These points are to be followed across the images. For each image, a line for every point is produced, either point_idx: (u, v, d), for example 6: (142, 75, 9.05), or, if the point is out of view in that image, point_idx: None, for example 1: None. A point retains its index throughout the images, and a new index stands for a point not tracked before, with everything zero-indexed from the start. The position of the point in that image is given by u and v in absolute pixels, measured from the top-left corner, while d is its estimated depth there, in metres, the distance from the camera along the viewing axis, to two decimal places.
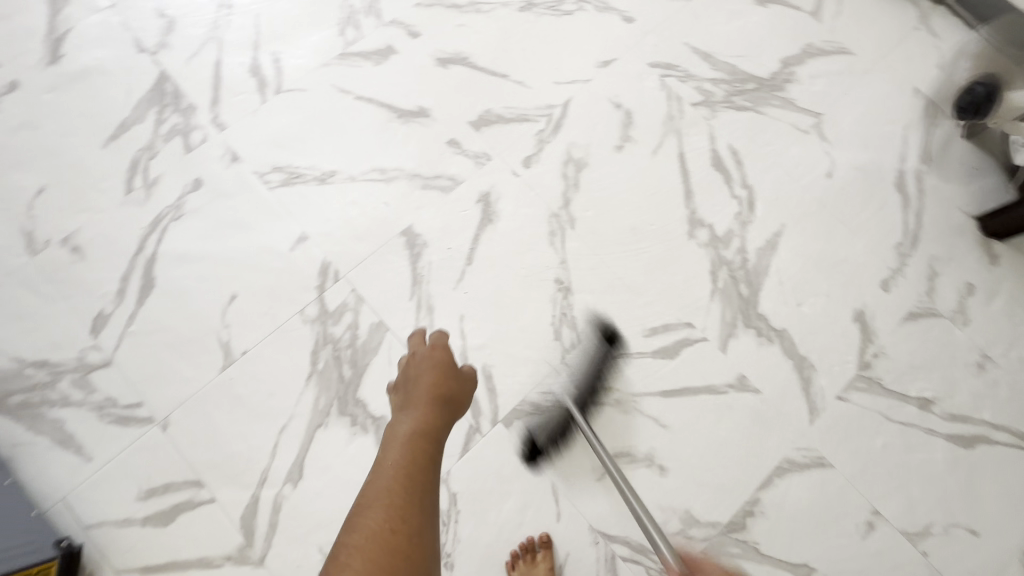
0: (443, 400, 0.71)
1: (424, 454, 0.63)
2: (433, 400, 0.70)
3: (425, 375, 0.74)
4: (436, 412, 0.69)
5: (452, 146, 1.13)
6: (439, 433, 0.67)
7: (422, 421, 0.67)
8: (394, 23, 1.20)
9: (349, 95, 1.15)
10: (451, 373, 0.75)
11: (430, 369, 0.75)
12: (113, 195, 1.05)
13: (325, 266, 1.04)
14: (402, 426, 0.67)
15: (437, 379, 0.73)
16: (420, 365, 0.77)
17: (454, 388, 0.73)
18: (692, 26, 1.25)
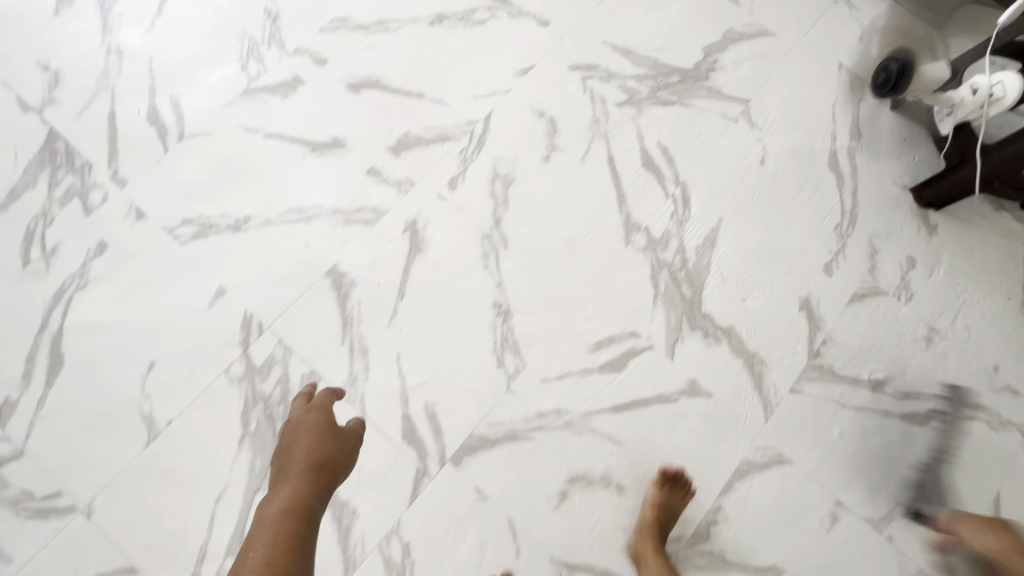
0: (322, 467, 0.73)
1: (298, 529, 0.65)
2: (311, 471, 0.72)
3: (306, 441, 0.76)
4: (311, 482, 0.71)
5: (373, 175, 1.08)
6: (310, 507, 0.68)
7: (299, 496, 0.69)
8: (298, 51, 1.14)
9: (256, 133, 1.09)
10: (329, 435, 0.77)
11: (312, 435, 0.76)
12: (9, 271, 0.97)
13: (248, 319, 0.98)
14: (276, 501, 0.68)
15: (316, 446, 0.75)
16: (299, 429, 0.77)
17: (336, 453, 0.75)
18: (610, 22, 1.21)
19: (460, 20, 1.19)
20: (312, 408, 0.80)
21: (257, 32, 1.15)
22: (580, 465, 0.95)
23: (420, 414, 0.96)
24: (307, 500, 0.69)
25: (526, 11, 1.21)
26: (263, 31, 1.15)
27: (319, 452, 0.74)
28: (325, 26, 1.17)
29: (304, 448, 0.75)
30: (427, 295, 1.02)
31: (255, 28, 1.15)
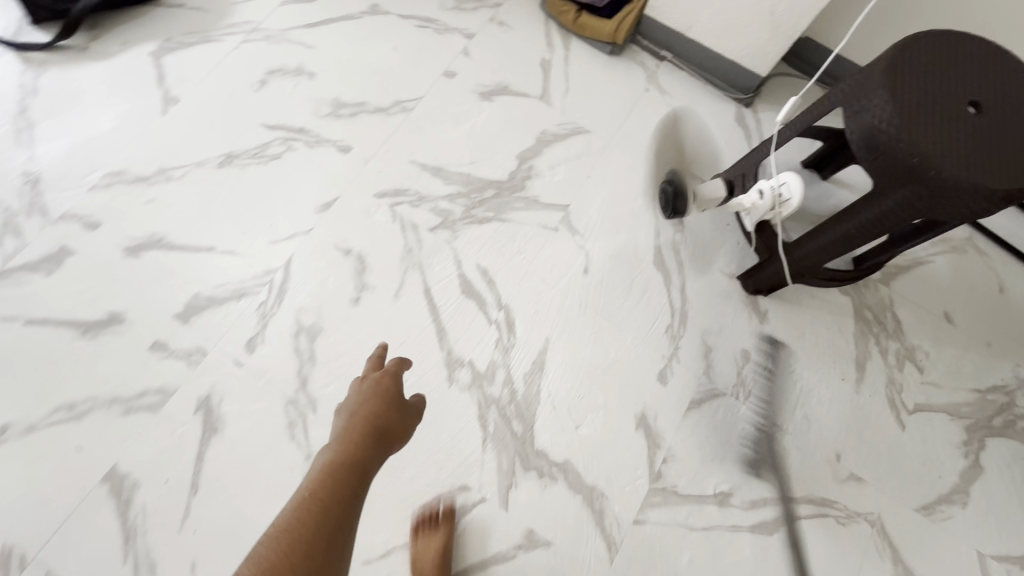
0: (376, 430, 0.73)
1: (349, 484, 0.64)
2: (367, 429, 0.72)
3: (366, 405, 0.76)
4: (369, 442, 0.71)
5: (158, 349, 0.97)
6: (365, 468, 0.67)
7: (355, 449, 0.68)
8: (65, 217, 1.03)
9: (16, 321, 0.96)
10: (398, 407, 0.77)
11: (387, 400, 0.77)
12: None
13: (5, 554, 0.84)
14: (328, 454, 0.67)
15: (382, 411, 0.75)
16: (370, 392, 0.79)
17: (394, 421, 0.76)
18: (417, 141, 1.16)
19: (253, 157, 1.11)
20: (391, 374, 0.81)
21: (13, 201, 1.03)
22: None
23: None
24: (363, 455, 0.68)
25: (326, 139, 1.14)
26: (21, 201, 1.03)
27: (375, 414, 0.75)
28: (97, 183, 1.06)
29: (362, 411, 0.75)
30: (225, 482, 0.91)
31: (12, 196, 1.03)
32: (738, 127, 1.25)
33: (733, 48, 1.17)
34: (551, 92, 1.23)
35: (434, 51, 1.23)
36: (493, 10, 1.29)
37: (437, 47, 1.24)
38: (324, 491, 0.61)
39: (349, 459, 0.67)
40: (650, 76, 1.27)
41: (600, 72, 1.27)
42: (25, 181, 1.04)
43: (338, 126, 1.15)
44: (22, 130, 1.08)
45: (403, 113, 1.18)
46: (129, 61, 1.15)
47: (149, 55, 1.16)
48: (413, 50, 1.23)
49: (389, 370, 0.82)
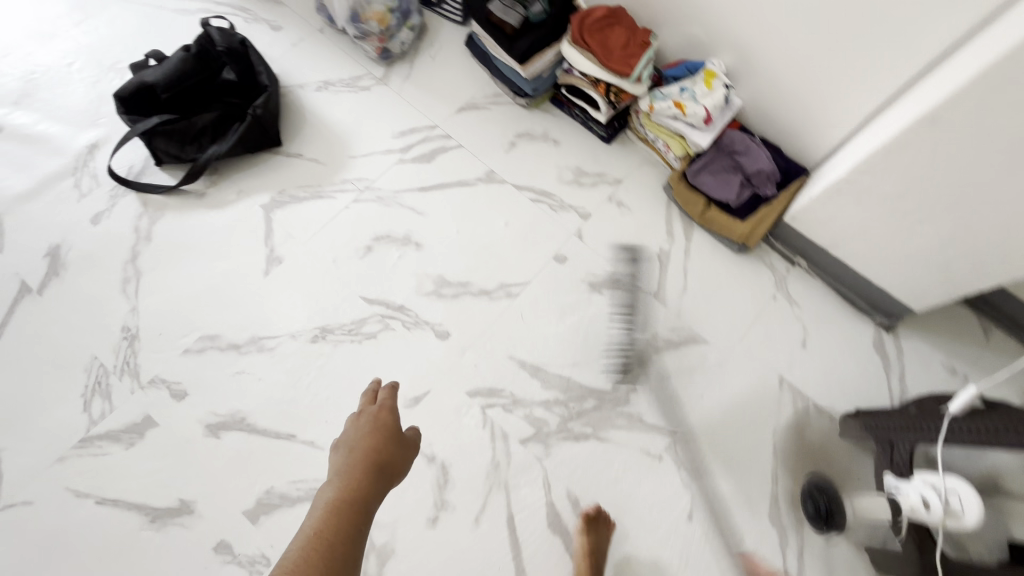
0: (370, 460, 0.70)
1: (346, 523, 0.61)
2: (364, 466, 0.69)
3: (365, 439, 0.73)
4: (367, 480, 0.68)
5: (222, 551, 0.91)
6: (364, 506, 0.64)
7: (353, 486, 0.66)
8: (154, 382, 1.00)
9: (89, 498, 0.93)
10: (394, 438, 0.75)
11: (381, 435, 0.74)
12: None
13: None
14: (328, 494, 0.64)
15: (379, 445, 0.72)
16: (368, 426, 0.76)
17: (391, 453, 0.73)
18: (519, 332, 1.08)
19: (347, 333, 1.06)
20: (386, 408, 0.79)
21: (108, 358, 1.01)
22: None
23: None
24: (360, 495, 0.64)
25: (423, 320, 1.08)
26: (116, 357, 1.01)
27: (371, 448, 0.72)
28: (190, 346, 1.03)
29: (359, 442, 0.72)
30: None
31: (106, 353, 1.01)
32: (877, 356, 1.10)
33: (885, 279, 1.03)
34: (667, 289, 1.13)
35: (546, 230, 1.16)
36: (612, 187, 1.21)
37: (549, 226, 1.17)
38: (324, 534, 0.59)
39: (345, 500, 0.63)
40: (779, 281, 1.15)
41: (724, 269, 1.15)
42: (123, 336, 1.02)
43: (438, 307, 1.09)
44: (127, 279, 1.06)
45: (507, 299, 1.10)
46: (242, 212, 1.14)
47: (262, 208, 1.14)
48: (524, 227, 1.16)
49: (384, 406, 0.79)
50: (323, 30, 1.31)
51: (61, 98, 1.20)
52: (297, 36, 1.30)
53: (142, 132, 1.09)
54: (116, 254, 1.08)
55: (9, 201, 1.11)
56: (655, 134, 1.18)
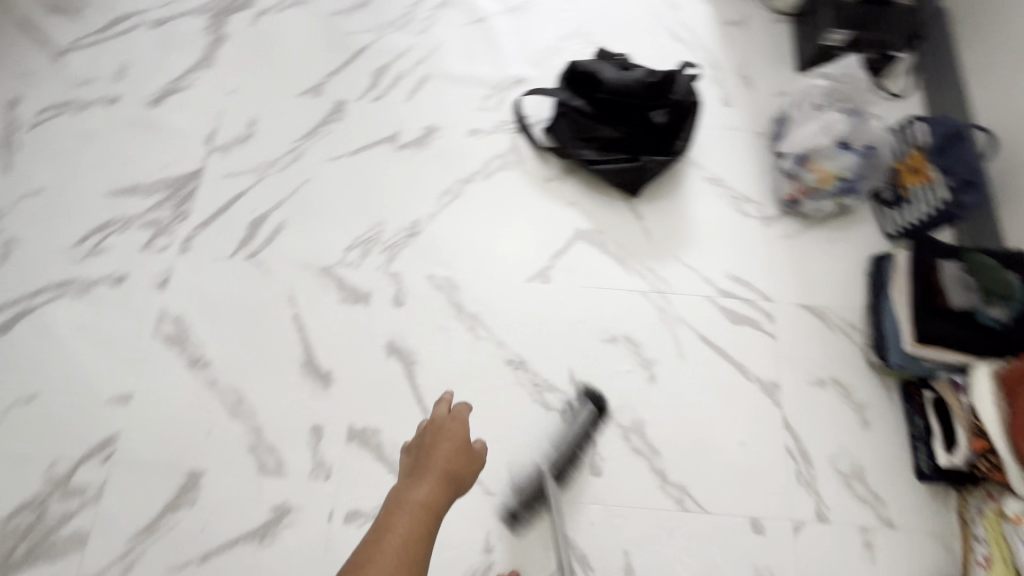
0: (439, 475, 0.70)
1: (411, 537, 0.62)
2: (434, 481, 0.69)
3: (438, 452, 0.73)
4: (441, 490, 0.69)
5: (313, 434, 1.00)
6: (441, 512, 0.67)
7: (418, 500, 0.66)
8: (393, 276, 1.11)
9: (293, 308, 1.09)
10: (467, 450, 0.75)
11: (444, 450, 0.74)
12: (66, 239, 1.12)
13: (112, 437, 0.99)
14: (405, 497, 0.67)
15: (453, 455, 0.73)
16: (433, 439, 0.76)
17: (457, 467, 0.72)
18: (655, 543, 0.93)
19: (532, 384, 1.04)
20: (459, 417, 0.77)
21: (387, 231, 1.15)
22: None
23: None
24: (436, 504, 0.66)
25: (594, 441, 1.00)
26: (391, 237, 1.15)
27: (438, 460, 0.72)
28: (434, 277, 1.11)
29: (431, 451, 0.73)
30: None
31: (390, 228, 1.15)
32: None
33: None
34: None
35: (767, 488, 0.97)
36: (876, 522, 0.95)
37: (776, 487, 0.97)
38: (409, 539, 0.62)
39: (410, 516, 0.64)
40: None
41: None
42: (408, 227, 1.15)
43: (612, 444, 1.00)
44: (449, 192, 1.18)
45: (674, 503, 0.96)
46: (561, 220, 1.16)
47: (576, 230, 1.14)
48: (753, 463, 0.98)
49: (457, 416, 0.78)
50: (759, 136, 1.23)
51: (535, 31, 1.34)
52: (734, 123, 1.24)
53: (561, 100, 1.16)
54: (458, 169, 1.20)
55: (441, 73, 1.29)
56: (986, 538, 0.90)
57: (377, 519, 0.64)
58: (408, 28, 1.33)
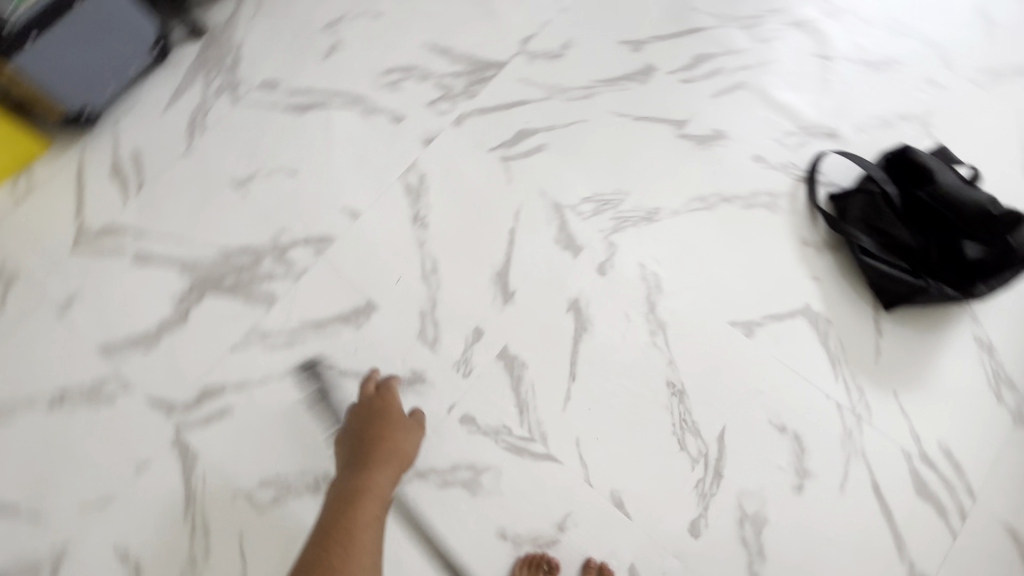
0: (384, 453, 0.87)
1: (374, 502, 0.80)
2: (373, 461, 0.86)
3: (370, 429, 0.91)
4: (382, 472, 0.85)
5: (473, 334, 1.06)
6: (385, 493, 0.83)
7: (374, 472, 0.84)
8: (610, 246, 1.11)
9: (513, 221, 1.12)
10: (398, 428, 0.92)
11: (389, 420, 0.92)
12: (377, 64, 1.24)
13: (325, 239, 1.11)
14: (358, 485, 0.82)
15: (387, 435, 0.89)
16: (378, 409, 0.94)
17: (400, 440, 0.90)
18: None
19: (680, 417, 1.00)
20: (388, 394, 0.97)
21: (628, 203, 1.14)
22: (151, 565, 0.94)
23: (223, 401, 1.01)
24: (380, 491, 0.82)
25: (707, 506, 0.95)
26: (628, 211, 1.13)
27: (381, 437, 0.89)
28: (646, 269, 1.09)
29: (370, 433, 0.90)
30: (342, 399, 1.02)
31: (631, 202, 1.14)
32: None
33: None
34: None
35: None
36: None
37: None
38: (367, 520, 0.77)
39: (372, 486, 0.82)
40: None
41: None
42: (647, 211, 1.14)
43: (724, 521, 0.95)
44: (698, 200, 1.14)
45: None
46: (795, 287, 1.07)
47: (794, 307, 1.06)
48: None
49: (387, 394, 0.97)
50: None
51: (876, 97, 1.22)
52: None
53: (871, 175, 1.07)
54: (723, 184, 1.15)
55: (758, 90, 1.22)
56: None
57: (335, 493, 0.81)
58: (750, 31, 1.27)
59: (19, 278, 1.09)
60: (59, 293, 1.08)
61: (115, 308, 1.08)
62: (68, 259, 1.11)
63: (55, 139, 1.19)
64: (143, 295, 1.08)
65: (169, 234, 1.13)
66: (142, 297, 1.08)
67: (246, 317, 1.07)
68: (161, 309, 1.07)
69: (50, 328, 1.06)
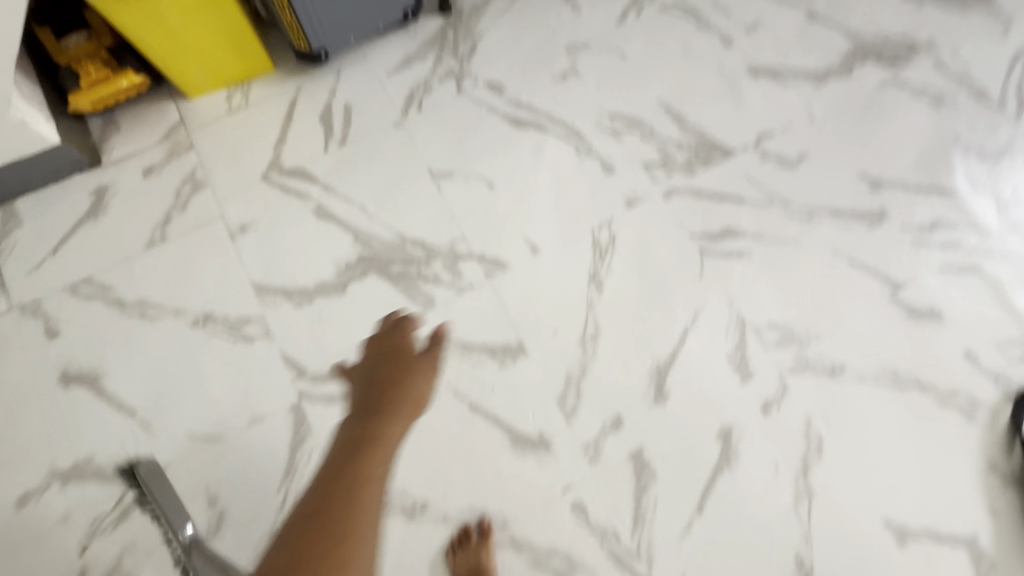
0: (403, 398, 0.62)
1: (382, 459, 0.55)
2: (383, 402, 0.61)
3: (387, 367, 0.65)
4: (386, 415, 0.60)
5: (613, 421, 0.99)
6: (382, 437, 0.57)
7: (382, 421, 0.59)
8: (781, 387, 1.03)
9: (690, 321, 1.05)
10: (407, 361, 0.65)
11: (398, 351, 0.68)
12: (606, 105, 1.19)
13: (499, 265, 1.07)
14: (339, 435, 0.59)
15: (382, 366, 0.66)
16: (393, 347, 0.68)
17: (415, 376, 0.64)
18: None
19: None
20: (405, 328, 0.70)
21: (814, 347, 1.05)
22: (229, 520, 0.92)
23: None
24: (365, 430, 0.57)
25: None
26: (811, 356, 1.04)
27: (402, 382, 0.64)
28: (810, 425, 1.01)
29: (391, 372, 0.65)
30: (464, 433, 0.97)
31: (818, 349, 1.05)
32: None
33: None
34: None
35: None
36: None
37: None
38: (329, 480, 0.53)
39: (379, 438, 0.57)
40: None
41: None
42: (832, 364, 1.04)
43: None
44: (889, 372, 1.04)
45: None
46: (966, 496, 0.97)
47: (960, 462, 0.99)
48: None
49: (405, 327, 0.71)
50: None
51: None
52: None
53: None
54: (923, 368, 1.04)
55: (996, 280, 1.10)
56: None
57: (336, 439, 0.58)
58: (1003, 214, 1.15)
59: (207, 187, 1.10)
60: (236, 215, 1.08)
61: (279, 252, 1.06)
62: (255, 185, 1.10)
63: (282, 64, 1.19)
64: (307, 249, 1.06)
65: (352, 200, 1.10)
66: (306, 251, 1.06)
67: (398, 312, 1.04)
68: (323, 271, 1.05)
69: (218, 247, 1.06)
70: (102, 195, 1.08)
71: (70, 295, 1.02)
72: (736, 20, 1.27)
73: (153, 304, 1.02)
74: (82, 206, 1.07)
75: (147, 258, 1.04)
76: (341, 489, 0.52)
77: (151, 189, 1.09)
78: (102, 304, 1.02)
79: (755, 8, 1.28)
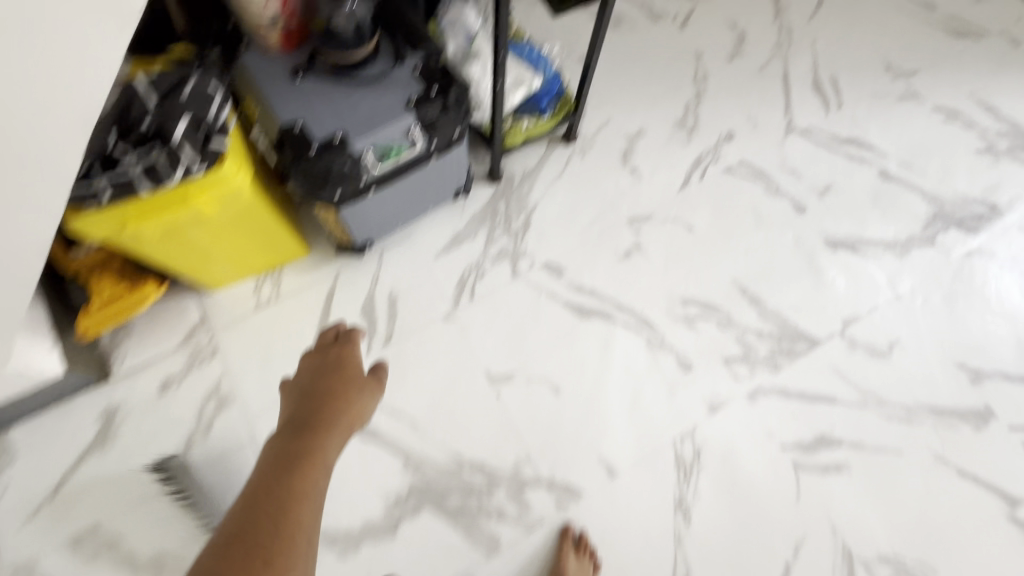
0: (334, 416, 0.59)
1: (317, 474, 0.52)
2: (317, 421, 0.57)
3: (322, 384, 0.62)
4: (314, 434, 0.56)
5: None
6: (316, 454, 0.54)
7: (314, 440, 0.55)
8: None
9: (792, 556, 0.92)
10: (331, 380, 0.62)
11: (340, 369, 0.64)
12: (676, 288, 1.08)
13: (572, 493, 0.94)
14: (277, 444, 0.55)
15: (315, 378, 0.63)
16: (326, 366, 0.64)
17: (350, 400, 0.61)
18: None
19: None
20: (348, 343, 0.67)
21: None
22: None
23: None
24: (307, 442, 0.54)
25: None
26: None
27: (339, 400, 0.60)
28: None
29: (322, 389, 0.61)
30: None
31: None
32: None
33: None
34: None
35: None
36: None
37: None
38: (266, 491, 0.49)
39: (318, 454, 0.54)
40: None
41: None
42: None
43: None
44: None
45: None
46: None
47: None
48: None
49: (345, 345, 0.67)
50: None
51: None
52: None
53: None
54: None
55: None
56: None
57: (267, 456, 0.53)
58: None
59: (233, 404, 0.96)
60: (268, 437, 0.93)
61: None
62: None
63: (316, 246, 1.06)
64: (351, 480, 0.93)
65: (401, 414, 0.97)
66: (350, 481, 0.92)
67: (458, 558, 0.89)
68: (370, 507, 0.91)
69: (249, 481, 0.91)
70: (111, 419, 0.94)
71: (72, 553, 0.86)
72: (806, 183, 1.18)
73: (172, 561, 0.87)
74: (87, 434, 0.92)
75: (166, 499, 0.90)
76: (267, 512, 0.48)
77: (168, 408, 0.95)
78: (111, 564, 0.86)
79: (825, 169, 1.20)
